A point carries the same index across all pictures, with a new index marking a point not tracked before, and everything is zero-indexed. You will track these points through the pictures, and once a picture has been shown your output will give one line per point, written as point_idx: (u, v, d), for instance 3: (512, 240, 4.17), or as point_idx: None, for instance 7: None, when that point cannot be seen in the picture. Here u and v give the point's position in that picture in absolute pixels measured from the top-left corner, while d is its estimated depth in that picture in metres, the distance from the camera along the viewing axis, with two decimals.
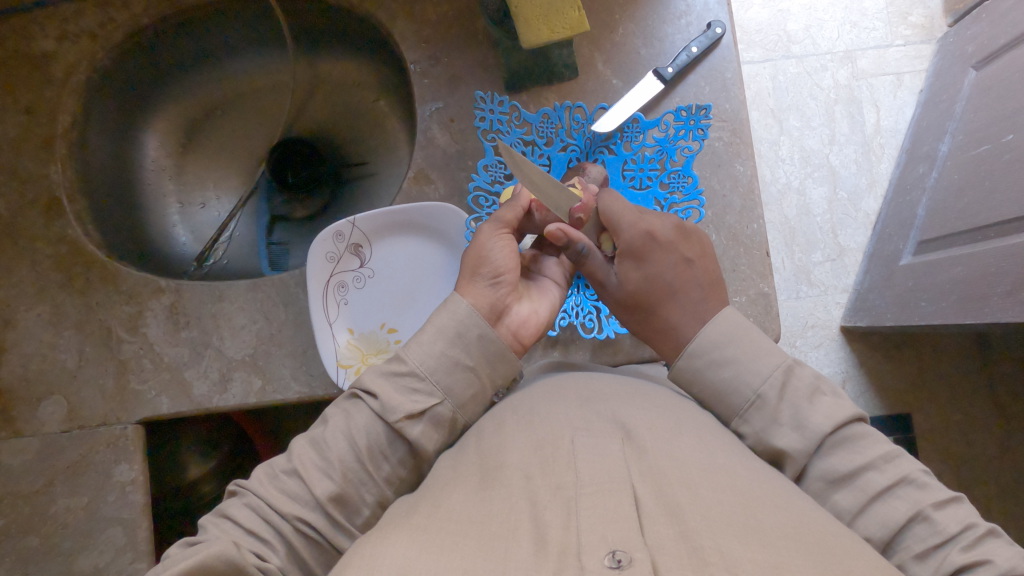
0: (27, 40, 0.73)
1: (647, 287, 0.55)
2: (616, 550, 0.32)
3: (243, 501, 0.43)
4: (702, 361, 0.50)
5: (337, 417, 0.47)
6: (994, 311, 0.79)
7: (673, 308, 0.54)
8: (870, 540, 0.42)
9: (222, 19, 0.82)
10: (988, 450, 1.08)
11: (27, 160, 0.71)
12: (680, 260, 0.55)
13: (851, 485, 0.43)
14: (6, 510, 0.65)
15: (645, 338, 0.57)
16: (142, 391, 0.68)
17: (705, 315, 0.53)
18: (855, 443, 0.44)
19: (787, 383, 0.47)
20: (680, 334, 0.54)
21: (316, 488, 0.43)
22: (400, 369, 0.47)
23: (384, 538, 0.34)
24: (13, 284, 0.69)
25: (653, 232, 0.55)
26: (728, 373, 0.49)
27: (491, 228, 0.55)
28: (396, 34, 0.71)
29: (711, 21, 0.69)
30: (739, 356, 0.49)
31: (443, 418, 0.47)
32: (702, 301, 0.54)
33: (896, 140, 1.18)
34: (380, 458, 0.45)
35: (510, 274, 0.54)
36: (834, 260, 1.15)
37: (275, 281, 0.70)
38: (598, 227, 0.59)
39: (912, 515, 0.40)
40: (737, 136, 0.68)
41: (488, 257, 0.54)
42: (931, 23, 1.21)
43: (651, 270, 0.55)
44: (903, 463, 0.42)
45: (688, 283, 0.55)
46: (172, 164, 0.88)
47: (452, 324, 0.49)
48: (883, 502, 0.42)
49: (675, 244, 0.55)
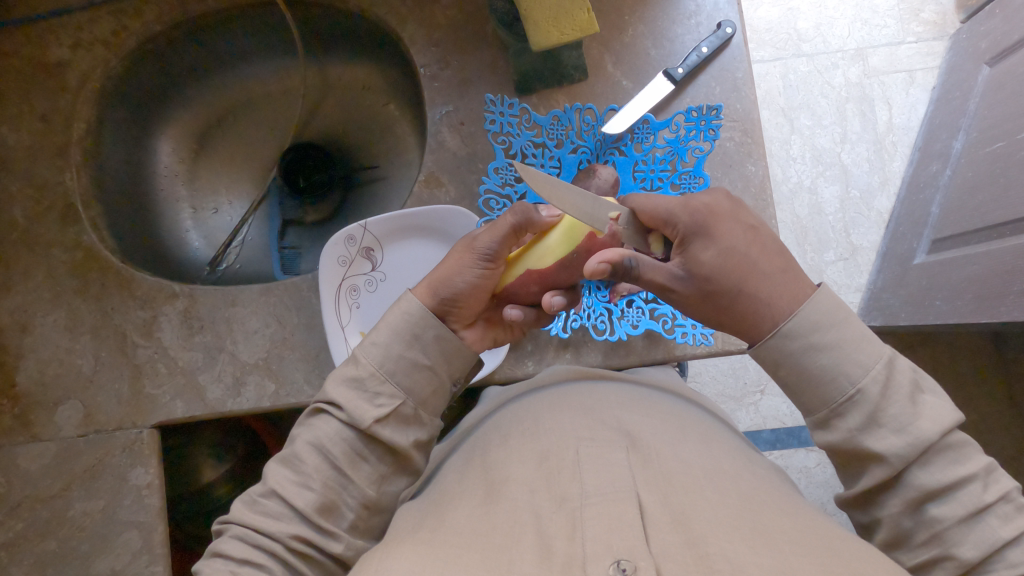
0: (42, 49, 0.74)
1: (725, 266, 0.47)
2: (621, 558, 0.32)
3: (230, 534, 0.43)
4: (798, 345, 0.45)
5: (303, 433, 0.46)
6: (1011, 310, 0.78)
7: (761, 280, 0.46)
8: (956, 559, 0.40)
9: (233, 26, 0.83)
10: (1004, 450, 1.06)
11: (42, 168, 0.72)
12: (745, 229, 0.48)
13: (950, 497, 0.40)
14: (24, 514, 0.66)
15: (728, 326, 0.48)
16: (156, 395, 0.68)
17: (800, 291, 0.46)
18: (958, 452, 0.41)
19: (890, 379, 0.43)
20: (775, 310, 0.46)
21: (296, 502, 0.43)
22: (358, 375, 0.47)
23: (389, 554, 0.34)
24: (30, 290, 0.70)
25: (710, 208, 0.48)
26: (827, 359, 0.44)
27: (474, 252, 0.51)
28: (406, 38, 0.71)
29: (721, 21, 0.68)
30: (843, 341, 0.44)
31: (407, 416, 0.48)
32: (777, 279, 0.47)
33: (910, 138, 1.17)
34: (359, 461, 0.46)
35: (466, 311, 0.51)
36: (847, 259, 1.14)
37: (287, 285, 0.70)
38: (645, 228, 0.50)
39: (1015, 537, 0.38)
40: (749, 136, 0.67)
41: (453, 286, 0.50)
42: (943, 19, 1.20)
43: (725, 246, 0.47)
44: (1000, 478, 0.41)
45: (762, 252, 0.48)
46: (184, 169, 0.89)
47: (406, 326, 0.49)
48: (981, 519, 0.40)
49: (734, 215, 0.48)
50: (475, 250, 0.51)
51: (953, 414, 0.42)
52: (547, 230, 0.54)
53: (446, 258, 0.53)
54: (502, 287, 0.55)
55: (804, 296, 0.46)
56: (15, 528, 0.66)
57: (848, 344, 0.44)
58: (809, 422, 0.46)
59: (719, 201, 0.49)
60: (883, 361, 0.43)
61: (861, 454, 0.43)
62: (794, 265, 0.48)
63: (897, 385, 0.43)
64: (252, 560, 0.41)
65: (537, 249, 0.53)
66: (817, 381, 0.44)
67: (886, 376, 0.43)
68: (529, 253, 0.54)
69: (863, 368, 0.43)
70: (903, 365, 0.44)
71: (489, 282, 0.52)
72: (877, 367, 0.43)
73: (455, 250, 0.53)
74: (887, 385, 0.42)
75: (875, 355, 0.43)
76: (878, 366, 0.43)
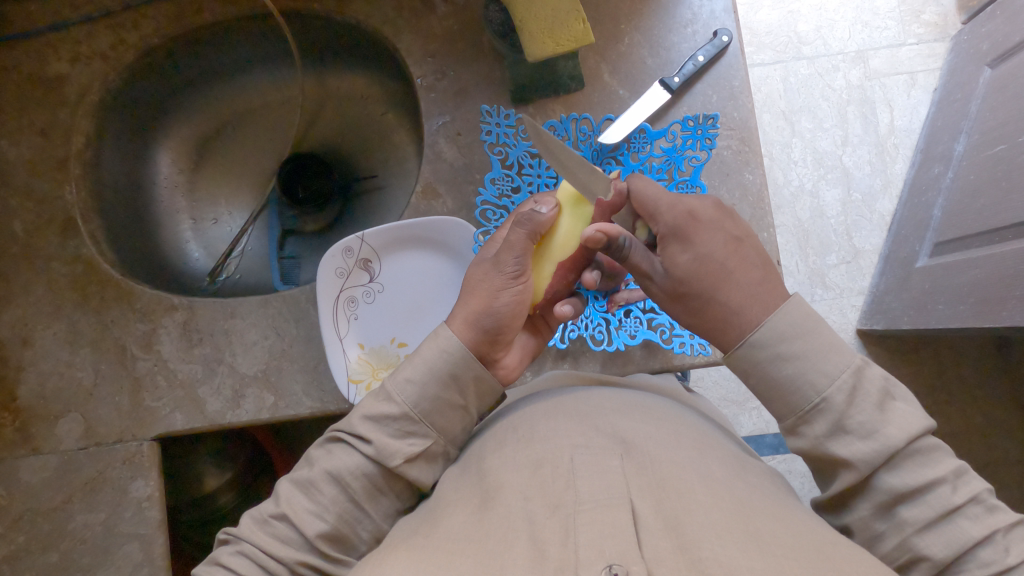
0: (40, 63, 0.74)
1: (696, 272, 0.50)
2: (613, 564, 0.32)
3: (236, 549, 0.43)
4: (765, 354, 0.45)
5: (322, 459, 0.46)
6: (1014, 315, 0.77)
7: (730, 289, 0.48)
8: (930, 561, 0.39)
9: (231, 37, 0.83)
10: (1009, 454, 1.06)
11: (42, 181, 0.72)
12: (728, 238, 0.50)
13: (920, 499, 0.40)
14: (25, 527, 0.66)
15: (702, 330, 0.51)
16: (156, 408, 0.69)
17: (770, 302, 0.47)
18: (926, 455, 0.41)
19: (858, 387, 0.42)
20: (744, 321, 0.47)
21: (306, 529, 0.43)
22: (391, 412, 0.46)
23: (383, 561, 0.34)
24: (31, 303, 0.70)
25: (694, 213, 0.51)
26: (793, 369, 0.44)
27: (505, 274, 0.51)
28: (402, 49, 0.72)
29: (717, 29, 0.68)
30: (808, 352, 0.44)
31: (436, 453, 0.48)
32: (755, 285, 0.48)
33: (911, 140, 1.16)
34: (377, 495, 0.46)
35: (509, 333, 0.52)
36: (849, 262, 1.14)
37: (286, 296, 0.71)
38: (635, 213, 0.56)
39: (985, 536, 0.38)
40: (746, 144, 0.67)
41: (494, 311, 0.51)
42: (944, 21, 1.19)
43: (701, 251, 0.50)
44: (971, 480, 0.40)
45: (742, 262, 0.49)
46: (183, 180, 0.90)
47: (444, 365, 0.48)
48: (951, 521, 0.39)
49: (720, 223, 0.51)
50: (505, 272, 0.51)
51: (927, 416, 0.42)
52: (554, 222, 0.54)
53: (471, 289, 0.52)
54: (540, 296, 0.56)
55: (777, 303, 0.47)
56: (17, 540, 0.66)
57: (815, 355, 0.44)
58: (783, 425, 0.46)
59: (706, 209, 0.51)
60: (851, 370, 0.43)
61: (828, 460, 0.43)
62: (773, 276, 0.49)
63: (865, 392, 0.42)
64: None
65: (553, 243, 0.54)
66: (783, 390, 0.45)
67: (853, 384, 0.42)
68: (550, 249, 0.54)
69: (829, 377, 0.43)
70: (874, 374, 0.43)
71: (526, 296, 0.53)
72: (843, 377, 0.43)
73: (477, 277, 0.53)
74: (853, 394, 0.42)
75: (842, 364, 0.43)
76: (844, 375, 0.43)
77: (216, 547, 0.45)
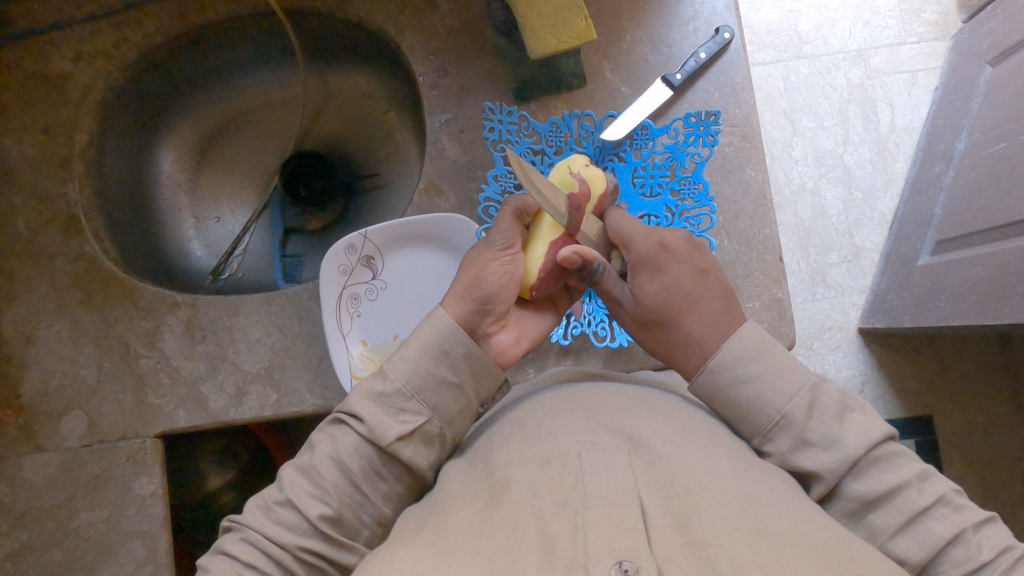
0: (44, 61, 0.74)
1: (663, 301, 0.51)
2: (622, 560, 0.31)
3: (239, 536, 0.43)
4: (724, 378, 0.47)
5: (323, 442, 0.46)
6: (1014, 311, 0.77)
7: (694, 319, 0.50)
8: (907, 564, 0.39)
9: (232, 36, 0.83)
10: (1011, 452, 1.06)
11: (45, 179, 0.73)
12: (694, 270, 0.52)
13: (887, 505, 0.40)
14: (29, 525, 0.66)
15: (662, 356, 0.52)
16: (160, 405, 0.69)
17: (727, 329, 0.49)
18: (888, 462, 0.41)
19: (815, 402, 0.44)
20: (704, 348, 0.49)
21: (308, 513, 0.43)
22: (386, 390, 0.47)
23: (391, 555, 0.34)
24: (34, 302, 0.70)
25: (665, 245, 0.53)
26: (752, 391, 0.45)
27: (494, 246, 0.53)
28: (404, 46, 0.72)
29: (719, 26, 0.69)
30: (764, 373, 0.46)
31: (432, 435, 0.47)
32: (720, 313, 0.50)
33: (912, 139, 1.16)
34: (377, 480, 0.46)
35: (501, 305, 0.52)
36: (851, 261, 1.14)
37: (289, 293, 0.71)
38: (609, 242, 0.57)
39: (953, 537, 0.38)
40: (748, 141, 0.67)
41: (484, 279, 0.52)
42: (944, 19, 1.20)
43: (668, 281, 0.52)
44: (937, 481, 0.41)
45: (708, 293, 0.51)
46: (186, 179, 0.90)
47: (436, 341, 0.49)
48: (921, 522, 0.39)
49: (689, 255, 0.53)
50: (495, 245, 0.53)
51: (888, 424, 0.43)
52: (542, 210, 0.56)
53: (464, 266, 0.54)
54: (533, 279, 0.55)
55: (736, 323, 0.50)
56: (20, 538, 0.66)
57: (770, 375, 0.45)
58: (752, 443, 0.45)
59: (677, 241, 0.53)
60: (807, 386, 0.44)
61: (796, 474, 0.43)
62: (734, 306, 0.51)
63: (821, 407, 0.44)
64: (256, 566, 0.42)
65: (541, 228, 0.55)
66: (745, 410, 0.46)
67: (809, 400, 0.44)
68: (539, 230, 0.55)
69: (786, 396, 0.44)
70: (830, 389, 0.45)
71: (517, 270, 0.53)
72: (799, 393, 0.44)
73: (468, 257, 0.54)
74: (810, 409, 0.43)
75: (797, 381, 0.45)
76: (800, 393, 0.44)
77: (219, 535, 0.45)
